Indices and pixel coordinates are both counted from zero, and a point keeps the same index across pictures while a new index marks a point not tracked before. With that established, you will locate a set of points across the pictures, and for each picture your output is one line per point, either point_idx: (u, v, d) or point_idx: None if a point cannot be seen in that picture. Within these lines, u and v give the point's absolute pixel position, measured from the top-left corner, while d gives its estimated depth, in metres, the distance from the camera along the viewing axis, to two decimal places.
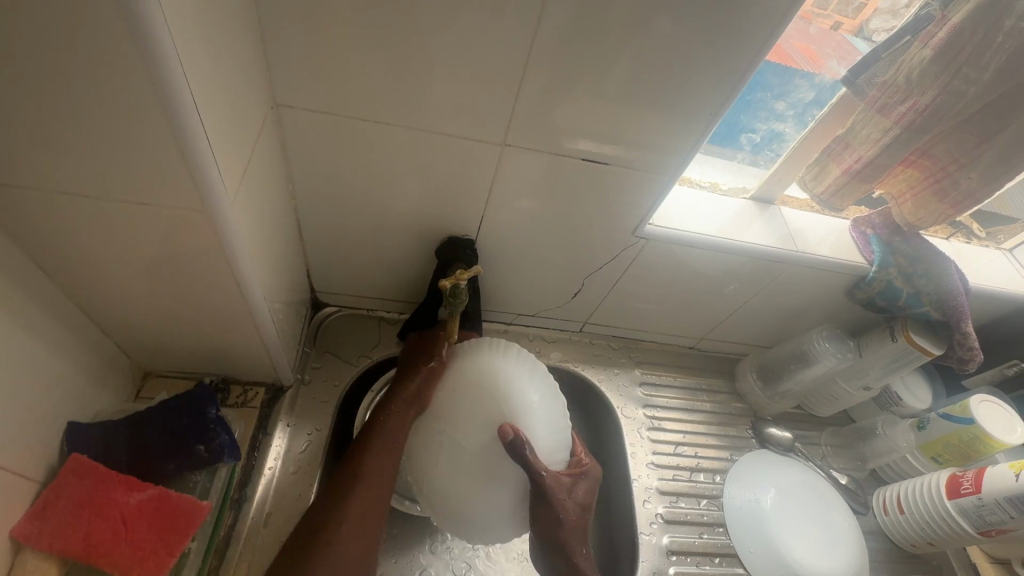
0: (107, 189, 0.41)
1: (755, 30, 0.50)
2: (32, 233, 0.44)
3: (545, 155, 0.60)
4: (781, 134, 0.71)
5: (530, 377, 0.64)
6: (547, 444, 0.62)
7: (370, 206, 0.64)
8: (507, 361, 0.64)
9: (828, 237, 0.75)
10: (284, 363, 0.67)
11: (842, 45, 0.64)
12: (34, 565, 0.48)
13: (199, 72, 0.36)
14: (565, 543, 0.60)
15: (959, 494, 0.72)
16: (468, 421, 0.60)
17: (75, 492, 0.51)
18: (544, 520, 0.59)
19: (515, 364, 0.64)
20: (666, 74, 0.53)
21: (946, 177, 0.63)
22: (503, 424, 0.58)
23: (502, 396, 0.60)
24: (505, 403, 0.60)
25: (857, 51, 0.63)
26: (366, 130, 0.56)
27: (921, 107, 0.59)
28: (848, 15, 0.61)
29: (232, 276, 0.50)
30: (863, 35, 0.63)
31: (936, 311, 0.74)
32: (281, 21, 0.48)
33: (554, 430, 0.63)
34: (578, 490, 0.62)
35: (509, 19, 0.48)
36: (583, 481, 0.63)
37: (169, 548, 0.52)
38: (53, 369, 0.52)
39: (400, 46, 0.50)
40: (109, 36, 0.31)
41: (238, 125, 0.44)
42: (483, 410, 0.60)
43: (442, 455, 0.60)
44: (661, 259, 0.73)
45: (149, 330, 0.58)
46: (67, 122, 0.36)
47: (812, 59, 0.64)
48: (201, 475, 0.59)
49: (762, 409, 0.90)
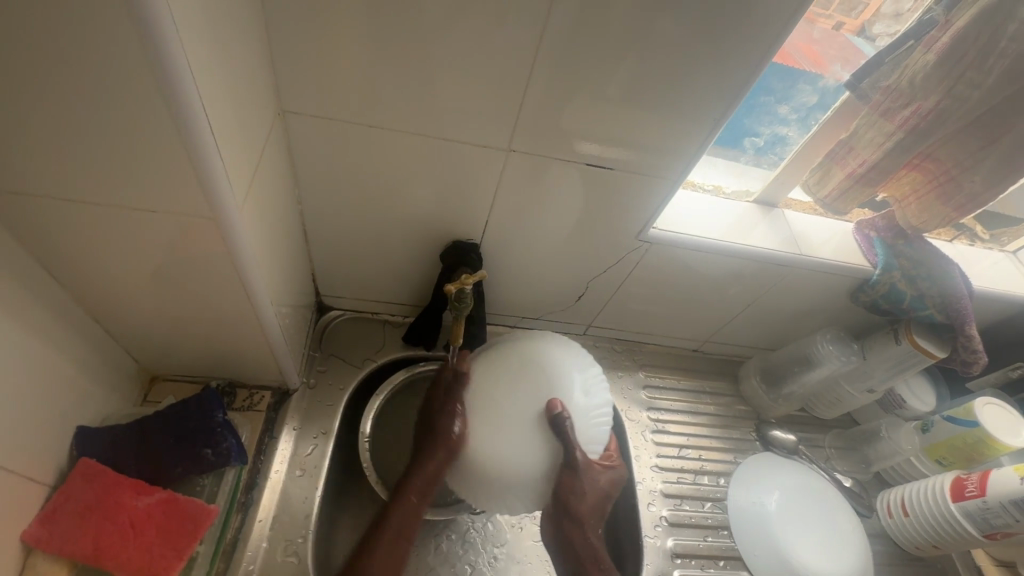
0: (117, 196, 0.41)
1: (758, 34, 0.50)
2: (43, 239, 0.45)
3: (549, 159, 0.60)
4: (785, 138, 0.71)
5: (581, 364, 0.64)
6: (590, 432, 0.61)
7: (375, 210, 0.65)
8: (561, 346, 0.65)
9: (832, 240, 0.75)
10: (290, 367, 0.67)
11: (845, 48, 0.64)
12: (45, 566, 0.49)
13: (208, 81, 0.37)
14: (584, 521, 0.61)
15: (964, 497, 0.72)
16: (518, 392, 0.61)
17: (84, 496, 0.51)
18: (568, 496, 0.60)
19: (569, 350, 0.65)
20: (670, 78, 0.53)
21: (949, 179, 0.63)
22: (552, 399, 0.60)
23: (552, 373, 0.62)
24: (554, 381, 0.61)
25: (860, 54, 0.63)
26: (371, 135, 0.57)
27: (925, 111, 0.59)
28: (851, 17, 0.62)
29: (239, 281, 0.50)
30: (864, 36, 0.63)
31: (939, 314, 0.74)
32: (288, 29, 0.48)
33: (598, 422, 0.62)
34: (606, 479, 0.62)
35: (513, 25, 0.48)
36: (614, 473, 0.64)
37: (177, 552, 0.52)
38: (63, 374, 0.52)
39: (405, 52, 0.50)
40: (121, 46, 0.32)
41: (246, 132, 0.44)
42: (535, 383, 0.61)
43: (484, 424, 0.60)
44: (664, 263, 0.73)
45: (157, 335, 0.59)
46: (79, 131, 0.36)
47: (814, 62, 0.64)
48: (207, 480, 0.59)
49: (766, 411, 0.90)
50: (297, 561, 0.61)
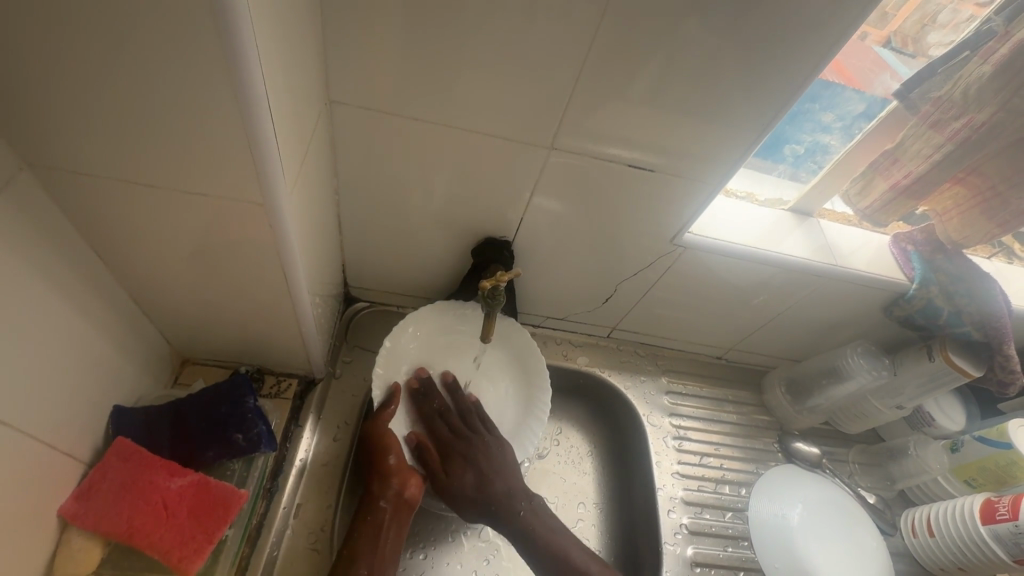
0: (171, 181, 0.42)
1: (820, 37, 0.48)
2: (95, 221, 0.45)
3: (589, 160, 0.60)
4: (826, 146, 0.69)
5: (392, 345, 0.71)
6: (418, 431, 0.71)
7: (411, 204, 0.65)
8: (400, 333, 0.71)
9: (865, 252, 0.74)
10: (319, 356, 0.67)
11: (875, 60, 0.62)
12: (79, 543, 0.49)
13: (273, 67, 0.37)
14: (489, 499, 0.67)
15: (995, 520, 0.70)
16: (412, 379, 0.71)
17: (118, 475, 0.52)
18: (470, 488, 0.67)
19: (399, 333, 0.71)
20: (722, 83, 0.52)
21: (994, 196, 0.62)
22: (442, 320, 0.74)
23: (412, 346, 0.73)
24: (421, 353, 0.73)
25: (885, 66, 0.62)
26: (416, 128, 0.56)
27: (978, 123, 0.58)
28: (880, 27, 0.59)
29: (282, 269, 0.51)
30: (892, 46, 0.61)
31: (977, 331, 0.72)
32: (341, 19, 0.48)
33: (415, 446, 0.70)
34: (463, 472, 0.68)
35: (567, 26, 0.48)
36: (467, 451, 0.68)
37: (208, 534, 0.52)
38: (102, 353, 0.53)
39: (454, 48, 0.50)
40: (193, 28, 0.32)
41: (300, 120, 0.44)
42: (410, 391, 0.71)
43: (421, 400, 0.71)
44: (697, 269, 0.73)
45: (192, 318, 0.59)
46: (140, 116, 0.37)
47: (847, 79, 0.62)
48: (238, 465, 0.60)
49: (789, 423, 0.89)
50: (319, 550, 0.62)
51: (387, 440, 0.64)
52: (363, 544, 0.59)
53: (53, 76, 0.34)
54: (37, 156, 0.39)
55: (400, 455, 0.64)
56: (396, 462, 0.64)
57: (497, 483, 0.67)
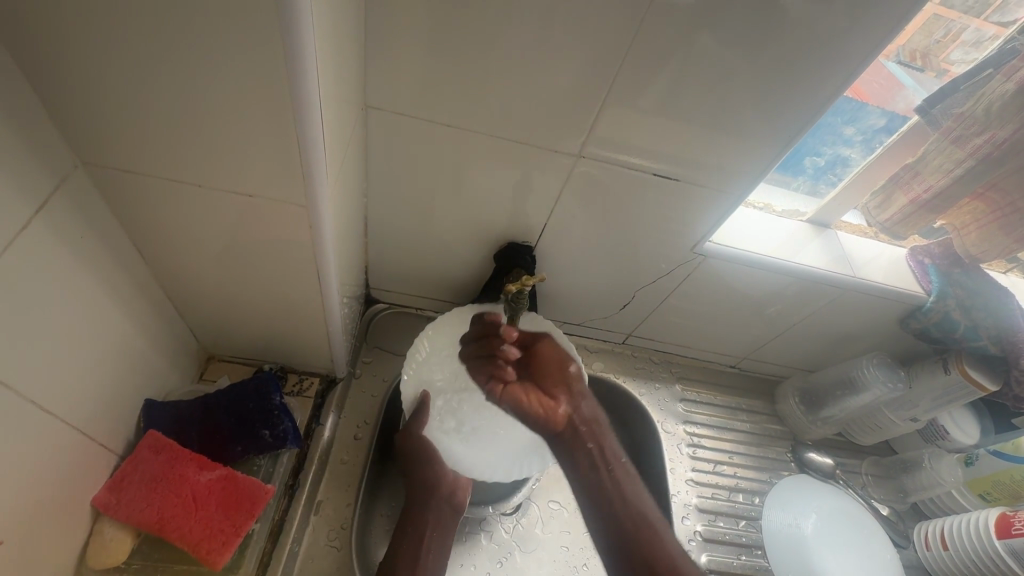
0: (218, 181, 0.43)
1: (847, 51, 0.49)
2: (138, 218, 0.47)
3: (615, 168, 0.61)
4: (846, 159, 0.69)
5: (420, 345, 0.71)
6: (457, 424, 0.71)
7: (438, 208, 0.66)
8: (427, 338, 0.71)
9: (881, 264, 0.74)
10: (342, 356, 0.68)
11: (881, 72, 0.61)
12: (111, 533, 0.51)
13: (325, 72, 0.38)
14: (586, 442, 0.62)
15: (1010, 534, 0.70)
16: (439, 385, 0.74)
17: (150, 467, 0.53)
18: (572, 424, 0.63)
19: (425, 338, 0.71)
20: (751, 97, 0.53)
21: (1013, 212, 0.64)
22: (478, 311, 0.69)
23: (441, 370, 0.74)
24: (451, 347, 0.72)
25: (900, 83, 0.62)
26: (447, 134, 0.58)
27: (999, 140, 0.60)
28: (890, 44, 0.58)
29: (316, 270, 0.52)
30: (897, 58, 0.60)
31: (994, 346, 0.72)
32: (381, 26, 0.49)
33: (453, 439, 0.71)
34: (560, 407, 0.64)
35: (601, 38, 0.49)
36: (568, 384, 0.65)
37: (236, 528, 0.54)
38: (137, 347, 0.54)
39: (488, 57, 0.51)
40: (255, 34, 0.33)
41: (341, 124, 0.46)
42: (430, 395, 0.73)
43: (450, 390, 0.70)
44: (715, 278, 0.73)
45: (223, 316, 0.61)
46: (194, 117, 0.38)
47: (858, 93, 0.62)
48: (264, 460, 0.62)
49: (803, 433, 0.90)
50: (339, 548, 0.62)
51: (428, 449, 0.68)
52: (410, 540, 0.63)
53: (116, 75, 0.35)
54: (91, 153, 0.41)
55: (439, 462, 0.67)
56: (436, 468, 0.67)
57: (597, 428, 0.64)
